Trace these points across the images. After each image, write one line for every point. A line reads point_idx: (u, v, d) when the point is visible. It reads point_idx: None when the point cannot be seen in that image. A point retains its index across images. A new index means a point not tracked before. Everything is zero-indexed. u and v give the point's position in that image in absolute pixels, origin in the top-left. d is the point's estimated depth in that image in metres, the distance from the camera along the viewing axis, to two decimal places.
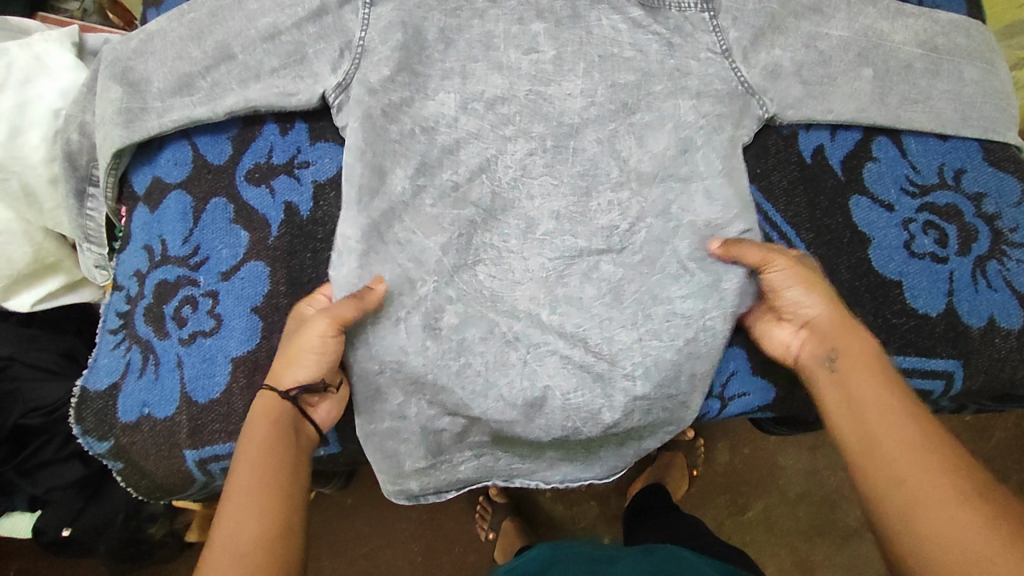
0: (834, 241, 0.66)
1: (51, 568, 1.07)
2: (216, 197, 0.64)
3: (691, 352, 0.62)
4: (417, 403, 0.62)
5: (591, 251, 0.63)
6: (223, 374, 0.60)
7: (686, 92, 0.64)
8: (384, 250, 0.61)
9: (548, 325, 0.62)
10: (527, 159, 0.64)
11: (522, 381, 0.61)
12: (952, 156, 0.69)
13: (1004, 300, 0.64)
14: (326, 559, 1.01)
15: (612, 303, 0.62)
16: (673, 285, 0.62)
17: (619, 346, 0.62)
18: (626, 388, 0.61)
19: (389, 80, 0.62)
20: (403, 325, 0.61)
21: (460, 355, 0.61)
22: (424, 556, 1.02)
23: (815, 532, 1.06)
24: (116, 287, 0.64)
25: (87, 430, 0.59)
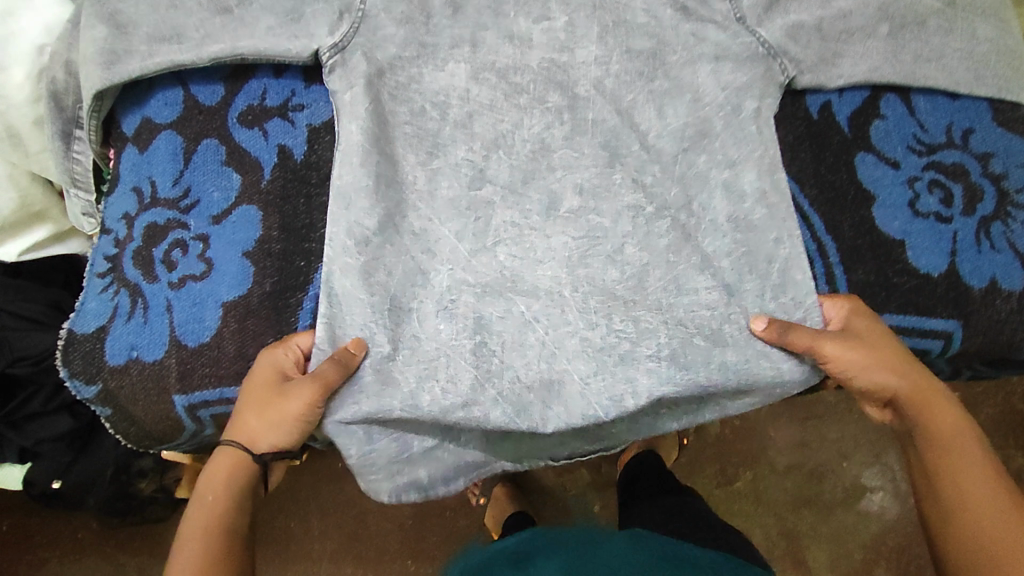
0: (839, 197, 0.64)
1: (43, 524, 1.08)
2: (206, 139, 0.62)
3: (717, 338, 0.60)
4: (429, 390, 0.58)
5: (617, 231, 0.62)
6: (213, 318, 0.58)
7: (705, 57, 0.65)
8: (400, 242, 0.60)
9: (568, 302, 0.61)
10: (545, 133, 0.64)
11: (539, 364, 0.60)
12: (960, 115, 0.67)
13: (1006, 261, 0.64)
14: (315, 519, 1.02)
15: (635, 288, 0.61)
16: (697, 277, 0.61)
17: (643, 327, 0.60)
18: (651, 370, 0.59)
19: (399, 58, 0.63)
20: (416, 316, 0.60)
21: (476, 334, 0.60)
22: (415, 519, 1.03)
23: (803, 504, 1.07)
24: (104, 230, 0.63)
25: (74, 373, 0.58)
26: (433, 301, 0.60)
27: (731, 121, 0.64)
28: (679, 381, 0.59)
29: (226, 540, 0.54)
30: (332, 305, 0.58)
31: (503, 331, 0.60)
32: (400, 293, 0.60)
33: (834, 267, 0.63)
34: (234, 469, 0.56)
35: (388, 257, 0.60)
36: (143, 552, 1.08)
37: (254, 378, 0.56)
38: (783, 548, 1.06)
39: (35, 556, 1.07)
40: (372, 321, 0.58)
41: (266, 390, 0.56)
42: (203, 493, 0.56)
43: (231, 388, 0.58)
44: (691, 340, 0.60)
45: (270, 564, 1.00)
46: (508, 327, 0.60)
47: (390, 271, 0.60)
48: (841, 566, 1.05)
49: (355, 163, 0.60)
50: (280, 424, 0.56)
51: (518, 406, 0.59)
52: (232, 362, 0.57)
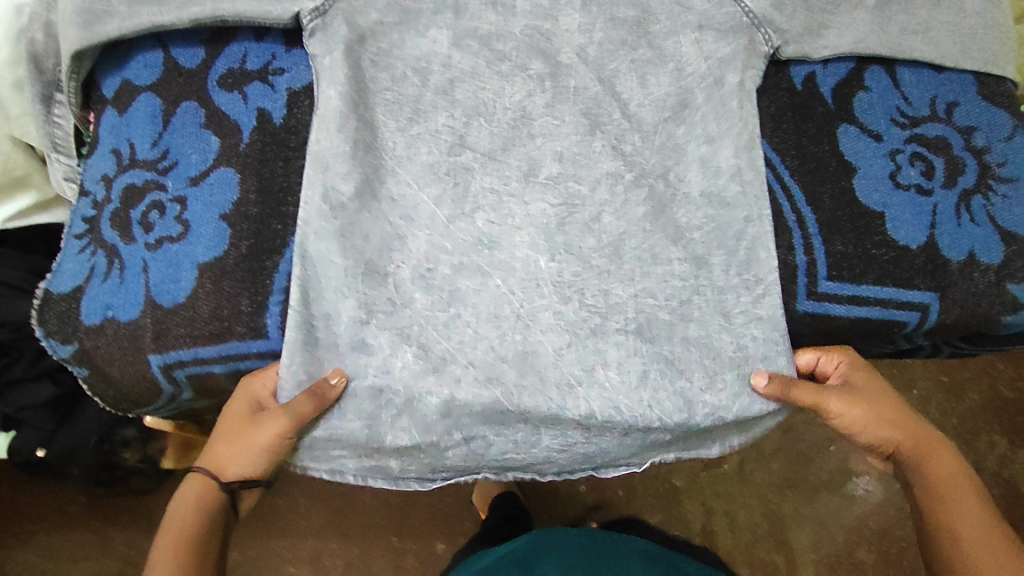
0: (819, 168, 0.64)
1: (32, 497, 1.09)
2: (186, 101, 0.61)
3: (684, 312, 0.61)
4: (403, 356, 0.58)
5: (595, 198, 0.62)
6: (188, 279, 0.57)
7: (689, 27, 0.64)
8: (377, 208, 0.60)
9: (545, 273, 0.60)
10: (526, 101, 0.63)
11: (515, 335, 0.59)
12: (945, 88, 0.67)
13: (985, 235, 0.64)
14: (302, 496, 1.14)
15: (612, 256, 0.61)
16: (671, 248, 0.61)
17: (615, 300, 0.60)
18: (619, 343, 0.60)
19: (380, 24, 0.62)
20: (394, 279, 0.59)
21: (450, 306, 0.59)
22: (402, 497, 1.15)
23: (783, 486, 1.18)
24: (82, 192, 0.62)
25: (51, 332, 0.59)
26: (411, 266, 0.60)
27: (713, 92, 0.63)
28: (644, 353, 0.60)
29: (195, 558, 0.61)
30: (307, 269, 0.58)
31: (482, 303, 0.60)
32: (377, 257, 0.59)
33: (812, 237, 0.63)
34: (200, 494, 0.63)
35: (365, 225, 0.59)
36: (131, 524, 1.09)
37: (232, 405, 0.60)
38: (765, 528, 1.17)
39: (23, 528, 1.08)
40: (349, 285, 0.58)
41: (237, 421, 0.60)
42: (175, 521, 0.62)
43: (206, 349, 0.57)
44: (657, 314, 0.61)
45: (260, 542, 1.12)
46: (483, 295, 0.60)
47: (367, 235, 0.59)
48: (823, 546, 1.16)
49: (332, 128, 0.59)
50: (250, 453, 0.60)
51: (492, 373, 0.59)
52: (206, 323, 0.57)
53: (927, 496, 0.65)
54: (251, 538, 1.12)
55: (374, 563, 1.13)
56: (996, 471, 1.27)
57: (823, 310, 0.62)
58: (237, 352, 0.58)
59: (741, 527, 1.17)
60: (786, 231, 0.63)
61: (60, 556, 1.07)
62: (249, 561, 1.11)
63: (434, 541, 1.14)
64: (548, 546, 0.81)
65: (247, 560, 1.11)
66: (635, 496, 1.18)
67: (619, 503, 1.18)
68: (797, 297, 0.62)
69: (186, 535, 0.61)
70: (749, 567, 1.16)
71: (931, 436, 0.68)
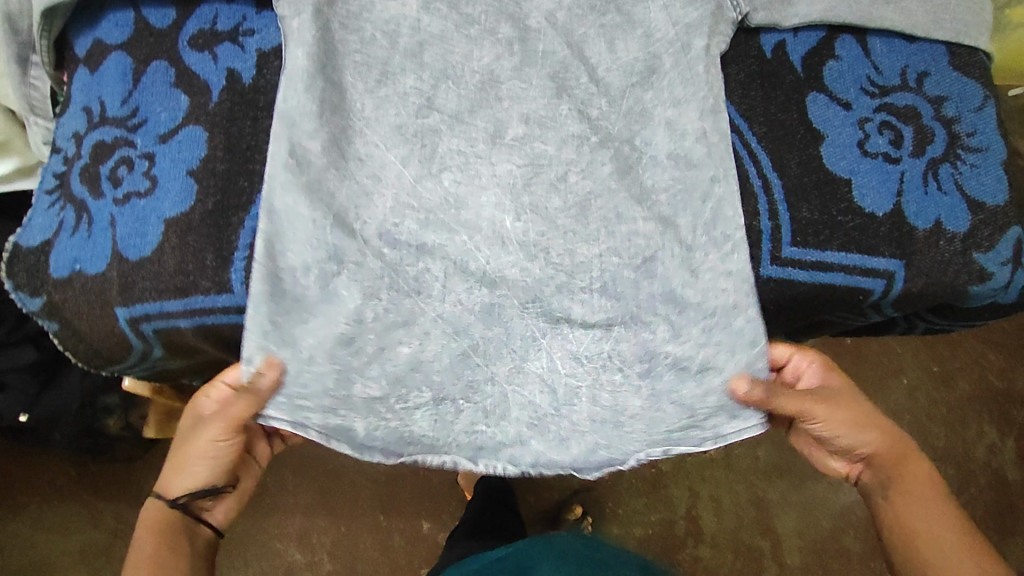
0: (786, 136, 0.64)
1: (22, 470, 1.09)
2: (156, 60, 0.62)
3: (646, 270, 0.62)
4: (374, 308, 0.60)
5: (561, 158, 0.62)
6: (155, 233, 0.58)
7: None
8: (345, 167, 0.60)
9: (510, 232, 0.61)
10: (494, 64, 0.63)
11: (481, 289, 0.61)
12: (917, 58, 0.67)
13: (952, 203, 0.64)
14: (290, 474, 1.13)
15: (578, 216, 0.62)
16: (637, 207, 0.62)
17: (580, 258, 0.61)
18: (583, 301, 0.62)
19: None
20: (363, 234, 0.60)
21: (419, 260, 0.60)
22: (389, 477, 1.15)
23: (767, 472, 1.21)
24: (55, 149, 0.63)
25: (20, 285, 0.60)
26: (377, 223, 0.60)
27: (680, 58, 0.64)
28: (609, 309, 0.62)
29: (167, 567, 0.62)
30: (275, 223, 0.58)
31: (446, 265, 0.61)
32: (343, 215, 0.59)
33: (778, 203, 0.63)
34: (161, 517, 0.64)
35: (331, 184, 0.59)
36: (121, 497, 1.10)
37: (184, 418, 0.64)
38: (752, 515, 1.20)
39: (13, 500, 1.09)
40: (316, 240, 0.58)
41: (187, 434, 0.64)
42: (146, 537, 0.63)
43: (172, 303, 0.58)
44: (622, 272, 0.61)
45: (248, 519, 1.11)
46: (449, 252, 0.61)
47: (333, 194, 0.59)
48: (808, 533, 1.20)
49: (299, 88, 0.59)
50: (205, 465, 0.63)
51: (459, 327, 0.61)
52: (172, 278, 0.58)
53: (900, 499, 0.66)
54: (240, 514, 1.11)
55: (361, 541, 1.13)
56: (984, 461, 1.26)
57: (786, 276, 0.63)
58: (201, 306, 0.58)
59: (726, 513, 1.20)
60: (752, 197, 0.63)
61: (51, 527, 1.09)
62: (238, 537, 1.10)
63: (421, 520, 1.15)
64: (539, 550, 0.77)
65: (236, 536, 1.10)
66: (621, 481, 1.19)
67: (605, 486, 1.19)
68: (762, 262, 0.62)
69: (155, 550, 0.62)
70: (733, 554, 1.18)
71: (904, 440, 0.67)
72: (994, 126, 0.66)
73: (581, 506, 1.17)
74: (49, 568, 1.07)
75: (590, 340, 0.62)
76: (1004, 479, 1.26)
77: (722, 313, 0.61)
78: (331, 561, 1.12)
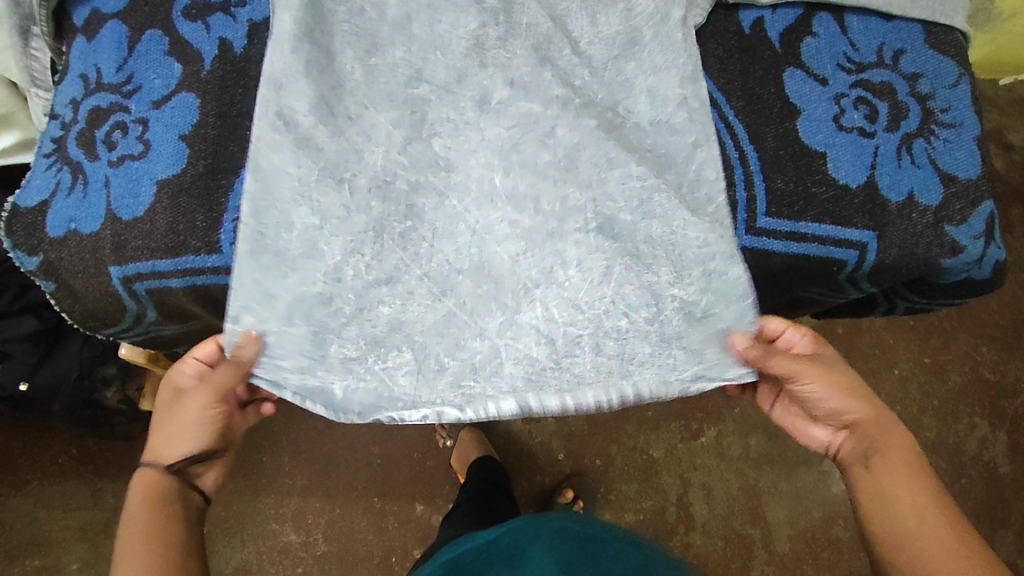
0: (763, 109, 0.66)
1: (25, 447, 1.11)
2: (151, 29, 0.64)
3: (644, 211, 0.63)
4: (355, 264, 0.61)
5: (548, 114, 0.64)
6: (147, 195, 0.60)
7: None
8: (335, 127, 0.62)
9: (499, 188, 0.63)
10: (480, 31, 0.65)
11: (471, 247, 0.62)
12: (893, 36, 0.68)
13: (925, 177, 0.65)
14: (286, 455, 1.15)
15: (567, 167, 0.63)
16: (619, 172, 0.63)
17: (571, 205, 0.63)
18: (579, 241, 0.62)
19: None
20: (349, 185, 0.61)
21: (407, 218, 0.62)
22: (384, 460, 1.17)
23: (758, 461, 1.22)
24: (52, 116, 0.65)
25: (17, 243, 0.62)
26: (366, 175, 0.62)
27: (660, 32, 0.66)
28: (607, 249, 0.62)
29: (162, 540, 0.58)
30: (266, 195, 0.60)
31: (434, 228, 0.62)
32: (334, 166, 0.61)
33: (754, 174, 0.64)
34: (154, 481, 0.61)
35: (322, 150, 0.61)
36: (118, 473, 1.12)
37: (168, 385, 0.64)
38: (742, 502, 1.20)
39: (16, 477, 1.11)
40: (302, 195, 0.61)
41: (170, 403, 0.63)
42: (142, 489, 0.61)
43: (163, 263, 0.60)
44: (617, 215, 0.63)
45: (244, 497, 1.13)
46: (439, 215, 0.62)
47: (321, 148, 0.61)
48: (799, 522, 1.20)
49: (286, 59, 0.61)
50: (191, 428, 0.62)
51: (445, 288, 0.62)
52: (163, 236, 0.60)
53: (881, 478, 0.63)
54: (238, 493, 1.13)
55: (355, 522, 1.14)
56: (976, 454, 1.24)
57: (760, 245, 0.64)
58: (192, 267, 0.60)
59: (717, 500, 1.20)
60: (728, 168, 0.64)
61: (53, 504, 1.10)
62: (234, 515, 1.12)
63: (415, 503, 1.16)
64: (536, 531, 0.68)
65: (232, 514, 1.12)
66: (611, 468, 1.20)
67: (597, 472, 1.19)
68: (736, 232, 0.64)
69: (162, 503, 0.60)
70: (723, 540, 1.19)
71: (889, 413, 0.66)
72: (968, 103, 0.68)
73: (572, 490, 1.17)
74: (49, 542, 1.09)
75: (585, 282, 0.62)
76: (996, 473, 1.24)
77: (720, 260, 0.62)
78: (325, 541, 1.13)
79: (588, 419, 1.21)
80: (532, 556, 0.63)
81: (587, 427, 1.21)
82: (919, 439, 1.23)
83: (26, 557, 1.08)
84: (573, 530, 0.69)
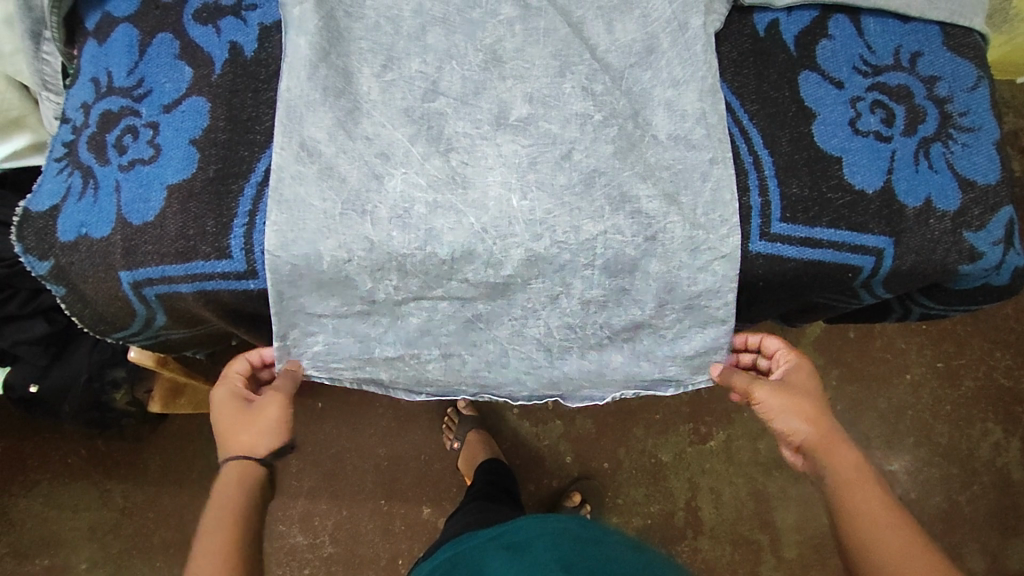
0: (779, 113, 0.65)
1: (35, 447, 1.11)
2: (162, 33, 0.64)
3: (649, 248, 0.62)
4: (386, 288, 0.63)
5: (565, 139, 0.63)
6: (157, 199, 0.60)
7: None
8: (353, 147, 0.61)
9: (516, 212, 0.61)
10: (498, 43, 0.65)
11: (488, 271, 0.62)
12: (910, 38, 0.68)
13: (943, 182, 0.64)
14: (294, 457, 1.14)
15: (581, 193, 0.62)
16: (640, 185, 0.62)
17: (585, 236, 0.61)
18: (585, 278, 0.63)
19: None
20: (371, 219, 0.60)
21: (426, 245, 0.61)
22: (391, 462, 1.16)
23: (768, 467, 1.21)
24: (64, 119, 0.65)
25: (29, 248, 0.62)
26: (387, 207, 0.60)
27: (677, 38, 0.65)
28: (607, 286, 0.64)
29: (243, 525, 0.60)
30: (283, 212, 0.59)
31: (452, 250, 0.61)
32: (355, 197, 0.60)
33: (768, 179, 0.63)
34: (243, 469, 0.63)
35: (341, 169, 0.61)
36: (126, 474, 1.12)
37: (231, 394, 0.67)
38: (752, 506, 1.19)
39: (26, 477, 1.11)
40: (328, 228, 0.60)
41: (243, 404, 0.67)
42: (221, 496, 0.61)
43: (173, 268, 0.60)
44: (625, 250, 0.62)
45: None
46: (458, 236, 0.61)
47: (344, 178, 0.60)
48: (808, 527, 1.19)
49: (301, 76, 0.61)
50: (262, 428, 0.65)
51: (464, 298, 0.65)
52: (173, 242, 0.60)
53: (838, 495, 0.61)
54: None
55: (362, 524, 1.14)
56: (988, 459, 1.23)
57: (775, 251, 0.63)
58: (201, 272, 0.60)
59: (725, 505, 1.19)
60: (742, 172, 0.63)
61: (62, 504, 1.11)
62: None
63: (422, 505, 1.15)
64: (535, 531, 0.68)
65: None
66: (620, 470, 1.19)
67: (605, 475, 1.19)
68: (751, 238, 0.63)
69: (233, 514, 0.60)
70: (732, 545, 1.18)
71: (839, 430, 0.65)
72: (987, 106, 0.67)
73: (580, 494, 1.16)
74: (58, 542, 1.10)
75: (582, 311, 0.66)
76: (1008, 479, 1.23)
77: (706, 294, 0.64)
78: (333, 543, 1.13)
79: (595, 422, 1.20)
80: (533, 553, 0.63)
81: (595, 430, 1.20)
82: (931, 444, 1.22)
83: (37, 556, 1.09)
84: (577, 537, 0.66)
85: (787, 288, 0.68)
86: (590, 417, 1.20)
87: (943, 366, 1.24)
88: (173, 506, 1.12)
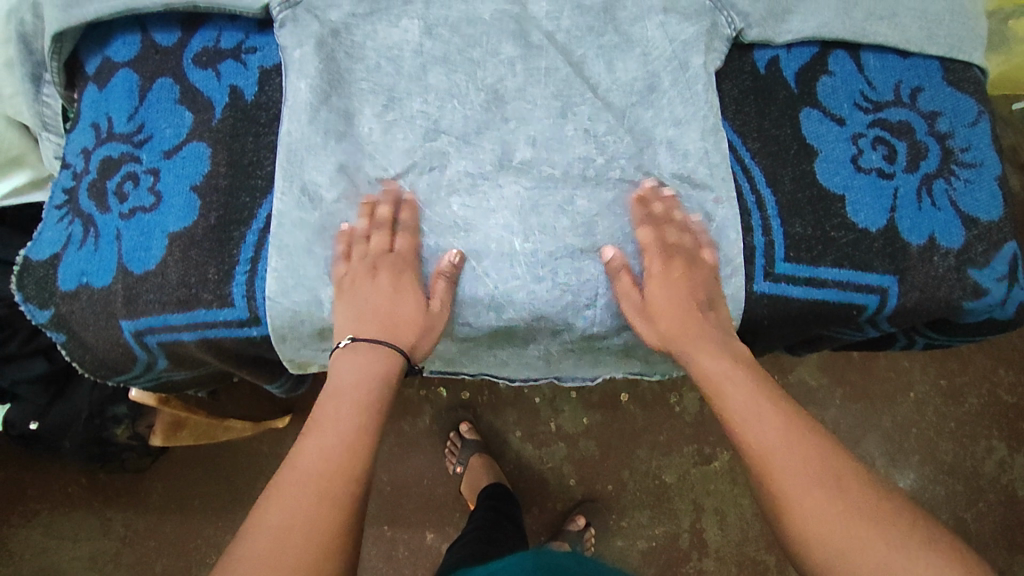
0: (780, 151, 0.65)
1: (34, 480, 1.10)
2: (162, 77, 0.64)
3: None
4: None
5: (567, 181, 0.63)
6: (158, 248, 0.60)
7: (653, 13, 0.66)
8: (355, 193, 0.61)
9: (518, 255, 0.61)
10: (499, 84, 0.65)
11: (488, 313, 0.62)
12: (910, 73, 0.68)
13: (946, 219, 0.64)
14: None
15: (584, 236, 0.62)
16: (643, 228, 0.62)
17: (587, 278, 0.62)
18: (588, 317, 0.63)
19: (353, 16, 0.64)
20: None
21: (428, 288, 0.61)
22: (394, 488, 1.15)
23: None
24: (64, 165, 0.65)
25: (29, 297, 0.63)
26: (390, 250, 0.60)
27: (678, 77, 0.65)
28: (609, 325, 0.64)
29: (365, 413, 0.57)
30: (285, 259, 0.59)
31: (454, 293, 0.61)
32: (359, 242, 0.61)
33: (771, 219, 0.63)
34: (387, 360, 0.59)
35: (344, 214, 0.61)
36: (127, 505, 1.11)
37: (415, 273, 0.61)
38: (757, 527, 1.19)
39: (26, 509, 1.10)
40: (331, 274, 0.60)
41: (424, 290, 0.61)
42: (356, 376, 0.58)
43: (174, 316, 0.60)
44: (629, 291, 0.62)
45: None
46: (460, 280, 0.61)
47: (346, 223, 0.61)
48: None
49: (302, 120, 0.61)
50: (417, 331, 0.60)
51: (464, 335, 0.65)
52: (174, 290, 0.59)
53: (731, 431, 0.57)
54: None
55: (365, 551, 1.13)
56: (993, 476, 1.22)
57: (779, 291, 0.63)
58: (204, 320, 0.60)
59: (730, 526, 1.19)
60: (746, 212, 0.63)
61: (62, 535, 1.10)
62: None
63: (425, 531, 1.15)
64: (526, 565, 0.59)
65: None
66: (624, 493, 1.18)
67: (609, 497, 1.18)
68: (753, 279, 0.63)
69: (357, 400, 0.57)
70: (737, 567, 1.18)
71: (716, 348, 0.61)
72: (987, 141, 0.67)
73: (584, 517, 1.15)
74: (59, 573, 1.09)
75: (584, 342, 0.67)
76: (1014, 497, 1.22)
77: None
78: None
79: (599, 446, 1.19)
80: None
81: (599, 453, 1.19)
82: (936, 462, 1.22)
83: None
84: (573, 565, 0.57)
85: (793, 324, 0.67)
86: (593, 441, 1.19)
87: (947, 385, 1.23)
88: (175, 536, 1.11)
